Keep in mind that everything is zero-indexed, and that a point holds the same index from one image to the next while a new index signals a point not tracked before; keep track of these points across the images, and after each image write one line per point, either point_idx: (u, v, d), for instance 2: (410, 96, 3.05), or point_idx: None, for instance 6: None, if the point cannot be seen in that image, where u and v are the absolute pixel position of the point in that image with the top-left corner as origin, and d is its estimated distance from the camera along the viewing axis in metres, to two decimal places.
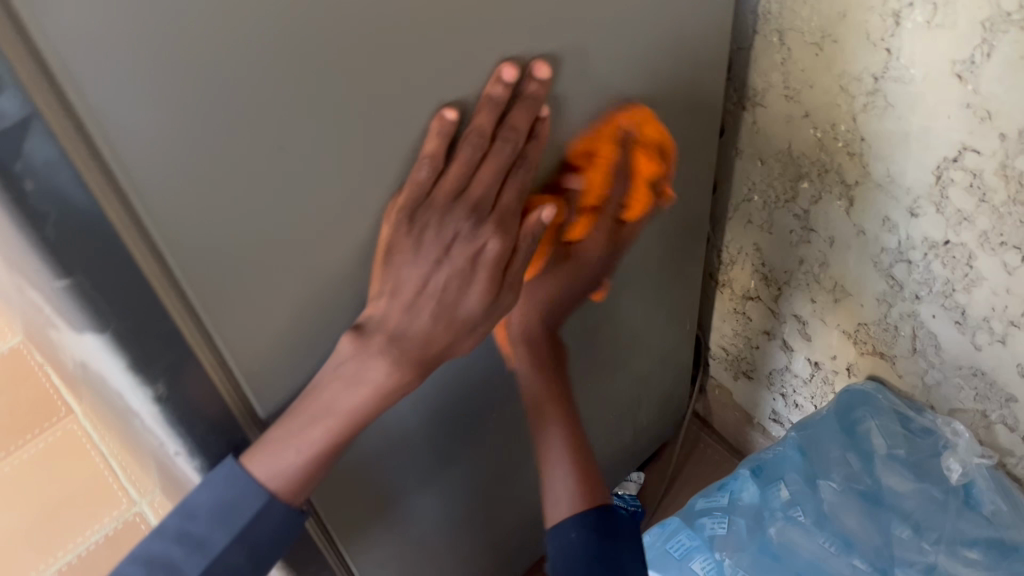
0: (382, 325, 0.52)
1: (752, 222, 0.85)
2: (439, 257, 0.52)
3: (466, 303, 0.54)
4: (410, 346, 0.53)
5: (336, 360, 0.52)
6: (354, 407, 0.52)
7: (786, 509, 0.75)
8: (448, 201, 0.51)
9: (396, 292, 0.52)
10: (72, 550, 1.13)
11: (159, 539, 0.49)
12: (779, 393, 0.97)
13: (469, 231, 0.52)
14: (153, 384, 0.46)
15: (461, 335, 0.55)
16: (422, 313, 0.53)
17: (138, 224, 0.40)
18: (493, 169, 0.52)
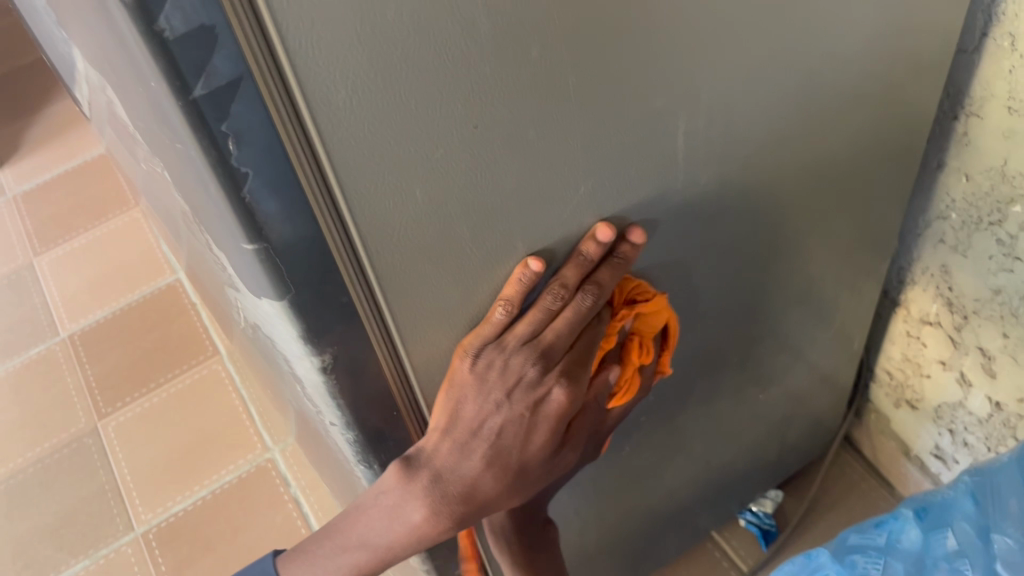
0: (428, 461, 0.50)
1: (944, 242, 0.78)
2: (500, 398, 0.49)
3: (522, 454, 0.51)
4: (453, 490, 0.49)
5: (380, 487, 0.50)
6: (386, 544, 0.51)
7: (951, 560, 0.68)
8: (518, 346, 0.49)
9: (451, 429, 0.50)
10: (208, 486, 1.16)
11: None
12: (947, 429, 0.89)
13: (534, 378, 0.49)
14: (320, 353, 0.45)
15: (508, 491, 0.52)
16: (473, 456, 0.50)
17: (328, 196, 0.39)
18: (568, 319, 0.50)
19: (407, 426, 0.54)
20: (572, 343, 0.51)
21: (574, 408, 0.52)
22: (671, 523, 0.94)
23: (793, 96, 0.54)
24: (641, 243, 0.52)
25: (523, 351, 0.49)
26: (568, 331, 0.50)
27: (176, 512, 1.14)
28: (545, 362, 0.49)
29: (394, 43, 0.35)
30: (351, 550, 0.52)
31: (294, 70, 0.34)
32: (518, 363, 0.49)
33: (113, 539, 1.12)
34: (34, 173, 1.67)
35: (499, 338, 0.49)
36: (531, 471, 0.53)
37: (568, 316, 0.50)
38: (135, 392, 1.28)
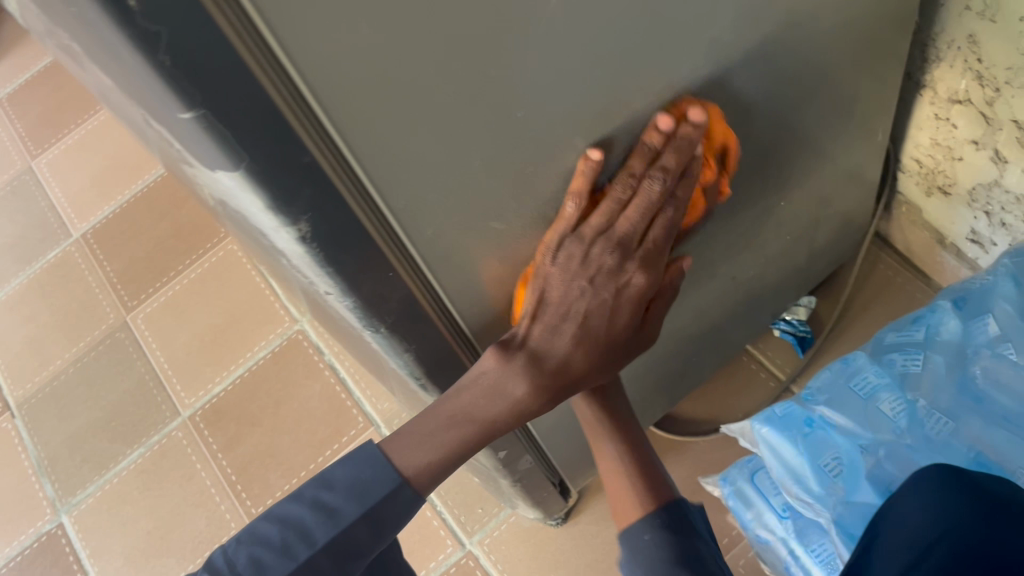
0: (525, 344, 0.55)
1: (971, 8, 0.70)
2: (586, 283, 0.54)
3: (606, 331, 0.57)
4: (550, 364, 0.55)
5: (480, 369, 0.55)
6: (491, 417, 0.55)
7: (994, 346, 0.66)
8: (594, 235, 0.54)
9: (541, 314, 0.55)
10: (244, 364, 1.18)
11: (303, 503, 0.52)
12: (982, 212, 0.85)
13: (613, 266, 0.54)
14: (295, 222, 0.42)
15: (596, 362, 0.58)
16: (563, 336, 0.55)
17: (260, 44, 0.35)
18: (641, 210, 0.53)
19: (406, 283, 0.51)
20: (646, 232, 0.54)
21: (649, 287, 0.56)
22: (703, 343, 0.92)
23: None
24: (702, 120, 0.53)
25: (600, 242, 0.53)
26: (639, 220, 0.53)
27: (218, 393, 1.16)
28: (624, 251, 0.54)
29: None
30: (454, 425, 0.55)
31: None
32: (597, 252, 0.54)
33: (162, 426, 1.15)
34: (16, 73, 1.61)
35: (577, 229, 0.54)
36: (618, 344, 0.59)
37: (642, 206, 0.52)
38: (157, 282, 1.27)
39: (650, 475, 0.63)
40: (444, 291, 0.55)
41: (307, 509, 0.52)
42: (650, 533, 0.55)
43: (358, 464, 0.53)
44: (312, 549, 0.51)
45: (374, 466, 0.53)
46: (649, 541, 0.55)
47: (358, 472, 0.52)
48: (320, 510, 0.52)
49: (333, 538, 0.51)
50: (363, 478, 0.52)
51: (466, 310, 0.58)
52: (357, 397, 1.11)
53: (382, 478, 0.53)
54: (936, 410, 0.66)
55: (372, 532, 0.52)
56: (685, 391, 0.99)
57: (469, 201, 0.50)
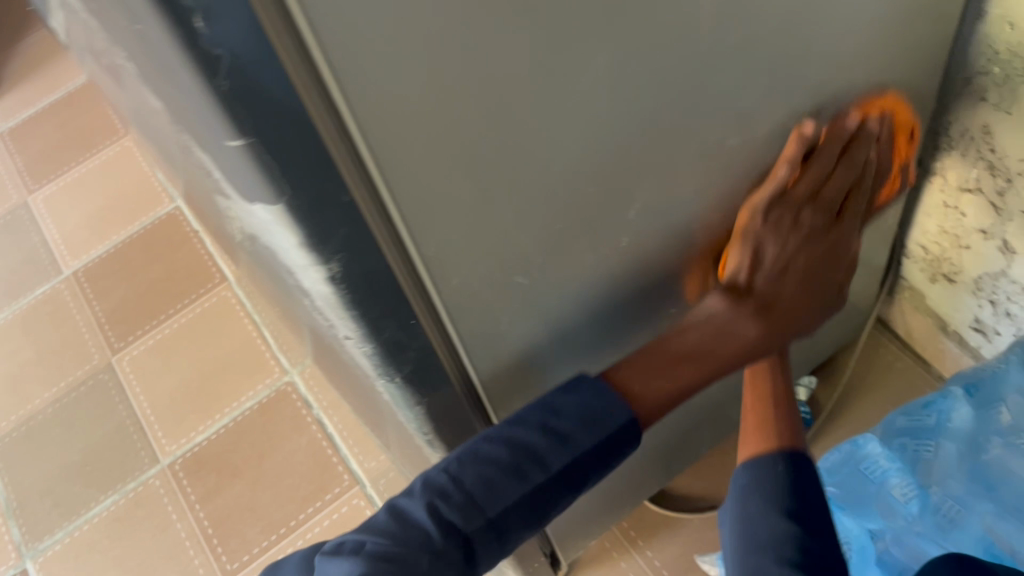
0: (753, 291, 0.60)
1: (986, 99, 0.72)
2: (799, 241, 0.60)
3: (818, 282, 0.63)
4: (778, 307, 0.61)
5: (708, 313, 0.61)
6: (732, 352, 0.60)
7: (1006, 436, 0.66)
8: (802, 203, 0.59)
9: (760, 266, 0.60)
10: (229, 414, 1.15)
11: (525, 429, 0.52)
12: (988, 300, 0.86)
13: (818, 226, 0.60)
14: (327, 262, 0.41)
15: (810, 309, 0.64)
16: (786, 283, 0.61)
17: (314, 77, 0.34)
18: (843, 176, 0.59)
19: (424, 333, 0.50)
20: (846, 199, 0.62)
21: (849, 242, 0.64)
22: (703, 417, 0.91)
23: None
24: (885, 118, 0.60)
25: (810, 207, 0.59)
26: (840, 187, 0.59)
27: (201, 442, 1.13)
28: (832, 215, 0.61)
29: None
30: (684, 363, 0.60)
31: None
32: (807, 216, 0.59)
33: (139, 473, 1.12)
34: (19, 108, 1.61)
35: (783, 199, 0.59)
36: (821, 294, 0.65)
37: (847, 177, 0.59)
38: (146, 325, 1.25)
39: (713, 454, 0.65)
40: (462, 344, 0.54)
41: (537, 434, 0.52)
42: (782, 465, 0.53)
43: (585, 394, 0.53)
44: (546, 474, 0.52)
45: (601, 398, 0.53)
46: (781, 472, 0.53)
47: (587, 403, 0.53)
48: (551, 436, 0.52)
49: (566, 464, 0.52)
50: (594, 406, 0.53)
51: (481, 367, 0.57)
52: (344, 454, 1.09)
53: (614, 408, 0.53)
54: (948, 496, 0.66)
55: (600, 460, 0.53)
56: (680, 467, 0.97)
57: (497, 257, 0.49)
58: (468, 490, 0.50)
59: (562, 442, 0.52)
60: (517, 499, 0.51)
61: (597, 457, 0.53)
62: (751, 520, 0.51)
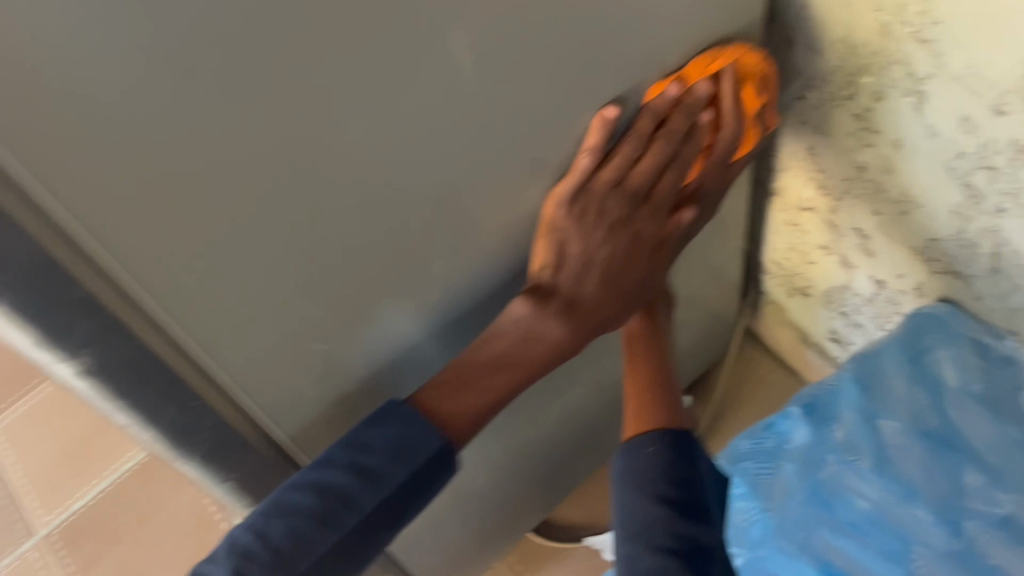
0: (558, 292, 0.56)
1: (806, 123, 0.74)
2: (604, 235, 0.56)
3: (625, 280, 0.59)
4: (581, 310, 0.58)
5: (512, 316, 0.56)
6: (532, 359, 0.57)
7: (841, 453, 0.70)
8: (605, 191, 0.56)
9: (564, 265, 0.56)
10: (107, 477, 1.11)
11: (331, 471, 0.49)
12: (839, 312, 0.88)
13: (624, 219, 0.57)
14: (76, 355, 0.40)
15: (621, 312, 0.60)
16: (590, 280, 0.57)
17: (7, 183, 0.33)
18: (652, 160, 0.56)
19: (216, 410, 0.49)
20: (665, 187, 0.58)
21: (666, 231, 0.61)
22: (576, 446, 0.91)
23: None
24: (705, 91, 0.57)
25: (614, 195, 0.56)
26: (648, 174, 0.56)
27: (79, 508, 1.09)
28: (645, 199, 0.57)
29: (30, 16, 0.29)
30: (496, 370, 0.56)
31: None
32: (612, 206, 0.56)
33: (15, 547, 1.07)
34: None
35: (587, 183, 0.55)
36: (635, 293, 0.60)
37: (660, 160, 0.56)
38: (19, 390, 1.21)
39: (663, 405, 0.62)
40: (260, 412, 0.52)
41: (347, 475, 0.49)
42: (653, 446, 0.57)
43: (396, 422, 0.50)
44: (356, 516, 0.49)
45: (415, 426, 0.51)
46: (652, 453, 0.57)
47: (399, 436, 0.50)
48: (359, 475, 0.49)
49: (377, 504, 0.49)
50: (405, 440, 0.50)
51: (293, 431, 0.56)
52: (227, 510, 1.07)
53: (426, 439, 0.51)
54: (787, 518, 0.71)
55: (413, 493, 0.51)
56: (560, 497, 0.97)
57: (283, 327, 0.49)
58: (275, 544, 0.47)
59: (369, 481, 0.49)
60: (332, 549, 0.48)
61: (410, 493, 0.51)
62: (631, 508, 0.55)
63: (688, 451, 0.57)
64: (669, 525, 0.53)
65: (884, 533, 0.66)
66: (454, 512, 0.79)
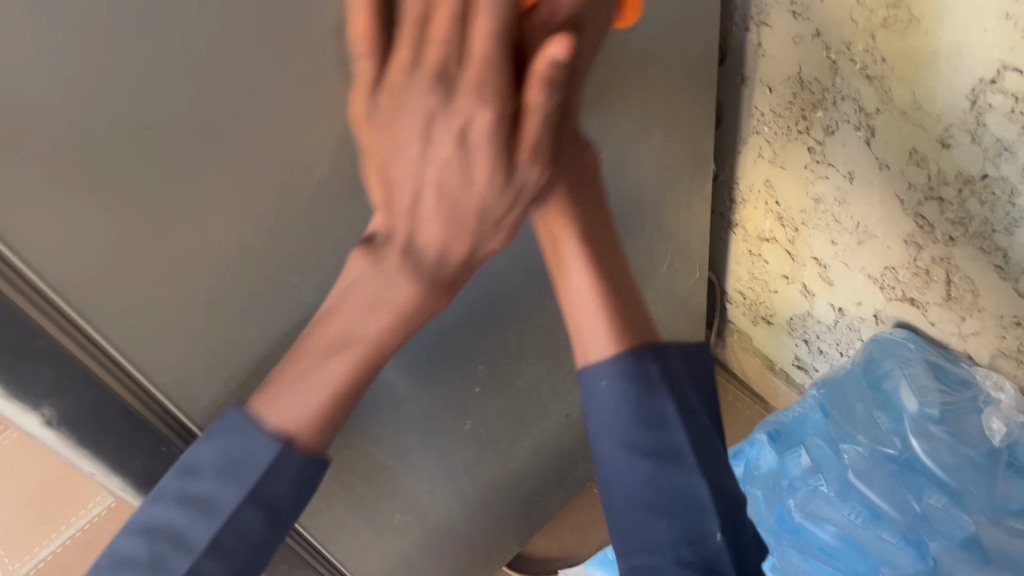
0: (392, 238, 0.42)
1: (763, 156, 0.76)
2: (421, 146, 0.39)
3: (477, 203, 0.42)
4: (429, 255, 0.43)
5: (350, 281, 0.44)
6: (377, 329, 0.44)
7: (806, 478, 0.72)
8: (403, 81, 0.38)
9: (390, 199, 0.42)
10: (75, 524, 1.10)
11: (159, 504, 0.41)
12: (802, 339, 0.89)
13: (442, 109, 0.38)
14: (38, 408, 0.39)
15: (484, 238, 0.44)
16: (429, 217, 0.42)
17: None
18: (451, 5, 0.36)
19: (182, 452, 0.49)
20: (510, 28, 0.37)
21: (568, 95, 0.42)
22: (549, 479, 0.91)
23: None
24: None
25: (412, 82, 0.37)
26: (456, 38, 0.37)
27: (46, 555, 1.07)
28: (495, 59, 0.37)
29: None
30: (330, 354, 0.43)
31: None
32: (416, 100, 0.38)
33: None
34: None
35: (413, 71, 0.37)
36: (498, 209, 0.43)
37: (495, 7, 0.36)
38: None
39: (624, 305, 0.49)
40: None
41: (176, 506, 0.41)
42: (608, 377, 0.47)
43: (227, 434, 0.42)
44: (191, 557, 0.40)
45: (245, 434, 0.42)
46: (608, 386, 0.46)
47: (231, 449, 0.42)
48: (189, 505, 0.41)
49: (214, 537, 0.41)
50: (237, 454, 0.41)
51: None
52: None
53: (259, 448, 0.42)
54: None
55: (264, 516, 0.42)
56: (535, 530, 0.97)
57: (251, 369, 0.49)
58: None
59: (205, 510, 0.41)
60: None
61: (265, 518, 0.42)
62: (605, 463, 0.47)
63: (692, 419, 0.47)
64: (657, 510, 0.44)
65: (851, 557, 0.67)
66: (428, 548, 0.78)
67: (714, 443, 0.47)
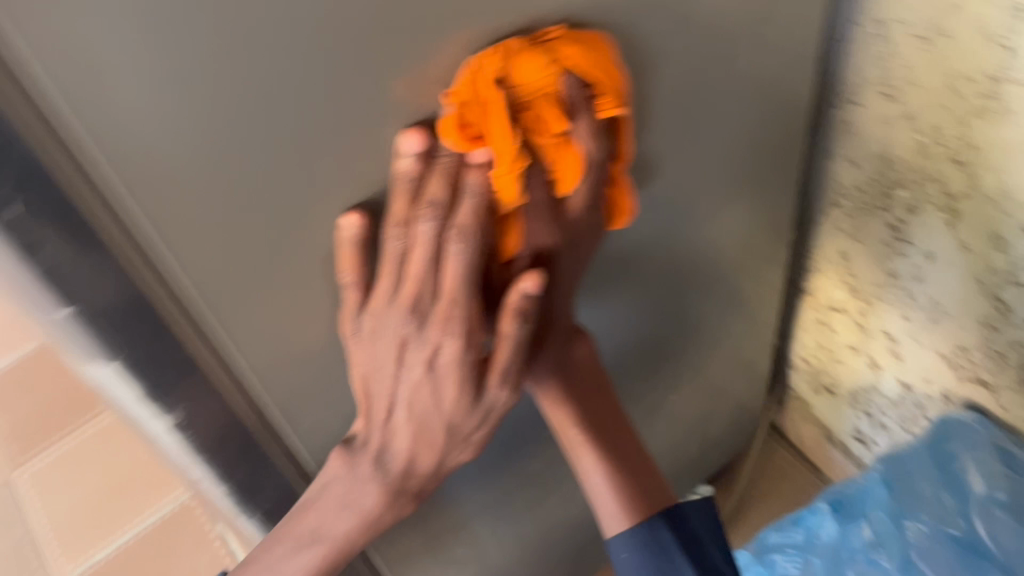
0: (367, 447, 0.49)
1: (841, 229, 0.78)
2: (395, 367, 0.45)
3: (443, 418, 0.47)
4: (396, 467, 0.49)
5: (325, 476, 0.49)
6: (346, 527, 0.50)
7: (867, 551, 0.73)
8: (382, 312, 0.43)
9: (370, 416, 0.48)
10: (131, 529, 1.12)
11: None
12: (864, 412, 0.90)
13: (416, 335, 0.43)
14: (168, 412, 0.43)
15: (454, 446, 0.50)
16: (399, 432, 0.48)
17: (138, 249, 0.37)
18: (425, 252, 0.41)
19: (282, 471, 0.52)
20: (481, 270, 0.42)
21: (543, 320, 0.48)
22: (603, 529, 0.92)
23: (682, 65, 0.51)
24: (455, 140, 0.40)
25: (391, 314, 0.43)
26: (432, 282, 0.42)
27: (99, 558, 1.09)
28: (464, 294, 0.42)
29: (198, 110, 0.34)
30: (308, 543, 0.50)
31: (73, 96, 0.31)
32: (392, 328, 0.43)
33: None
34: None
35: (391, 304, 0.42)
36: (466, 425, 0.49)
37: (465, 258, 0.41)
38: None
39: (619, 478, 0.53)
40: None
41: None
42: (628, 551, 0.51)
43: None
44: None
45: None
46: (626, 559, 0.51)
47: None
48: None
49: None
50: None
51: None
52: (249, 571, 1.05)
53: None
54: None
55: None
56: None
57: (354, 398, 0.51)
58: None
59: None
60: None
61: None
62: None
63: (700, 550, 0.52)
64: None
65: None
66: None
67: (715, 557, 0.52)
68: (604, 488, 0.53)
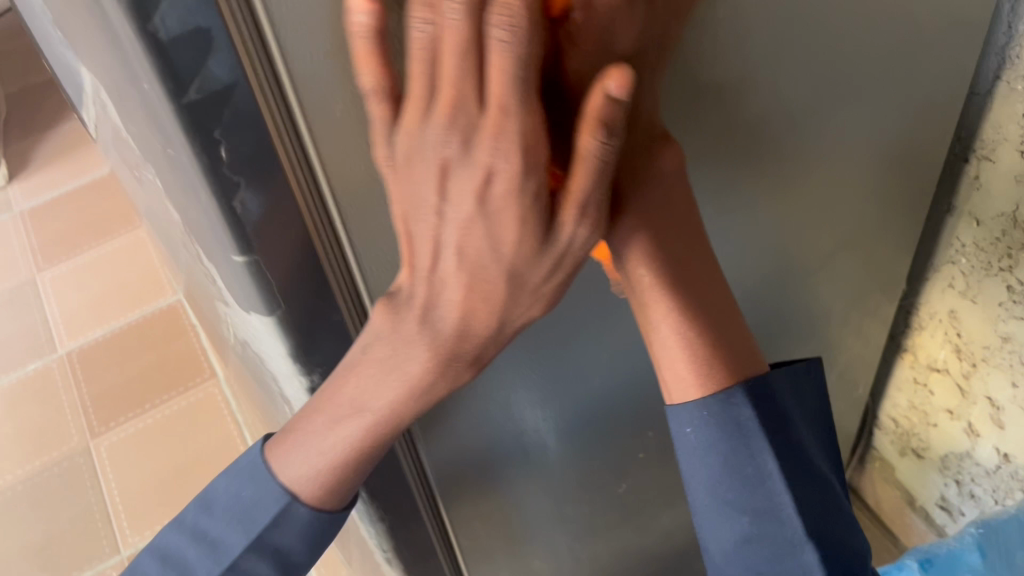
0: (411, 300, 0.38)
1: (953, 286, 0.77)
2: (437, 201, 0.35)
3: (505, 263, 0.36)
4: (447, 329, 0.38)
5: (367, 338, 0.40)
6: (387, 403, 0.41)
7: None
8: (416, 126, 0.33)
9: (410, 258, 0.38)
10: None
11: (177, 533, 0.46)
12: (953, 479, 0.87)
13: (460, 154, 0.33)
14: (309, 374, 0.45)
15: (524, 303, 0.38)
16: (448, 283, 0.37)
17: (320, 205, 0.39)
18: (457, 41, 0.31)
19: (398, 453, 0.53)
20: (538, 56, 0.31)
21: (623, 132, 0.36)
22: (672, 567, 0.90)
23: (816, 87, 0.53)
24: None
25: (425, 126, 0.33)
26: (473, 83, 0.31)
27: None
28: (517, 93, 0.31)
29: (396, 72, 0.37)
30: (347, 414, 0.41)
31: (296, 39, 0.34)
32: (429, 145, 0.33)
33: (98, 561, 1.10)
34: (42, 188, 1.65)
35: (426, 120, 0.33)
36: (536, 275, 0.37)
37: (513, 41, 0.30)
38: (130, 411, 1.25)
39: (711, 352, 0.43)
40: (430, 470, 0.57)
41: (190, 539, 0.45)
42: (693, 427, 0.44)
43: (240, 478, 0.44)
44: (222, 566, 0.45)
45: (258, 482, 0.44)
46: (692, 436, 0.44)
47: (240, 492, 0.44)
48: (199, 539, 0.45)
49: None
50: (244, 499, 0.44)
51: (445, 487, 0.59)
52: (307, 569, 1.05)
53: (268, 500, 0.43)
54: None
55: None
56: None
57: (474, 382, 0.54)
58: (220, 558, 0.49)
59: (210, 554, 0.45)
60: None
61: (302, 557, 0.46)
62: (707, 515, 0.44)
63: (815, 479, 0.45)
64: (756, 544, 0.43)
65: None
66: None
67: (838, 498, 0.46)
68: (686, 359, 0.43)
